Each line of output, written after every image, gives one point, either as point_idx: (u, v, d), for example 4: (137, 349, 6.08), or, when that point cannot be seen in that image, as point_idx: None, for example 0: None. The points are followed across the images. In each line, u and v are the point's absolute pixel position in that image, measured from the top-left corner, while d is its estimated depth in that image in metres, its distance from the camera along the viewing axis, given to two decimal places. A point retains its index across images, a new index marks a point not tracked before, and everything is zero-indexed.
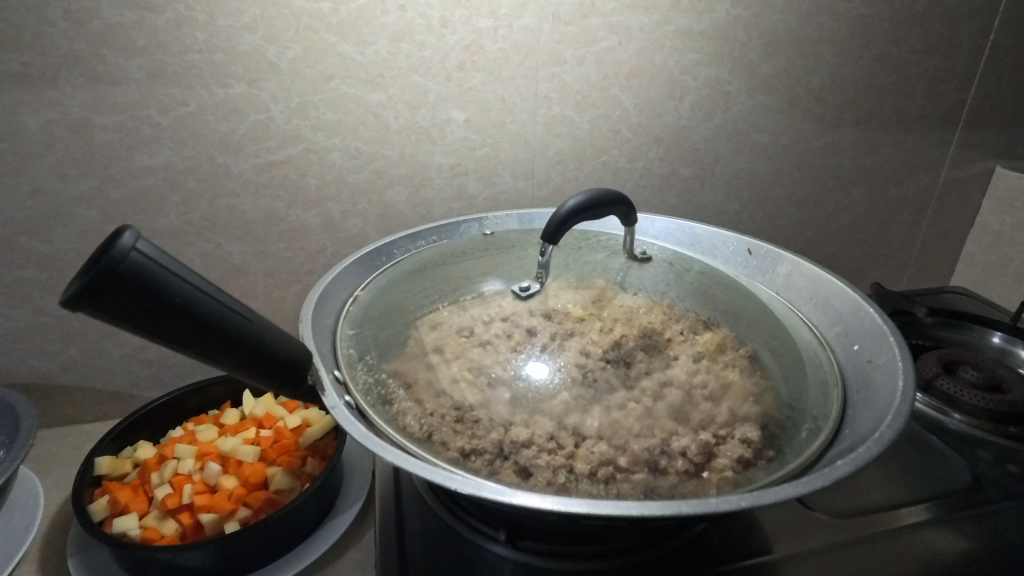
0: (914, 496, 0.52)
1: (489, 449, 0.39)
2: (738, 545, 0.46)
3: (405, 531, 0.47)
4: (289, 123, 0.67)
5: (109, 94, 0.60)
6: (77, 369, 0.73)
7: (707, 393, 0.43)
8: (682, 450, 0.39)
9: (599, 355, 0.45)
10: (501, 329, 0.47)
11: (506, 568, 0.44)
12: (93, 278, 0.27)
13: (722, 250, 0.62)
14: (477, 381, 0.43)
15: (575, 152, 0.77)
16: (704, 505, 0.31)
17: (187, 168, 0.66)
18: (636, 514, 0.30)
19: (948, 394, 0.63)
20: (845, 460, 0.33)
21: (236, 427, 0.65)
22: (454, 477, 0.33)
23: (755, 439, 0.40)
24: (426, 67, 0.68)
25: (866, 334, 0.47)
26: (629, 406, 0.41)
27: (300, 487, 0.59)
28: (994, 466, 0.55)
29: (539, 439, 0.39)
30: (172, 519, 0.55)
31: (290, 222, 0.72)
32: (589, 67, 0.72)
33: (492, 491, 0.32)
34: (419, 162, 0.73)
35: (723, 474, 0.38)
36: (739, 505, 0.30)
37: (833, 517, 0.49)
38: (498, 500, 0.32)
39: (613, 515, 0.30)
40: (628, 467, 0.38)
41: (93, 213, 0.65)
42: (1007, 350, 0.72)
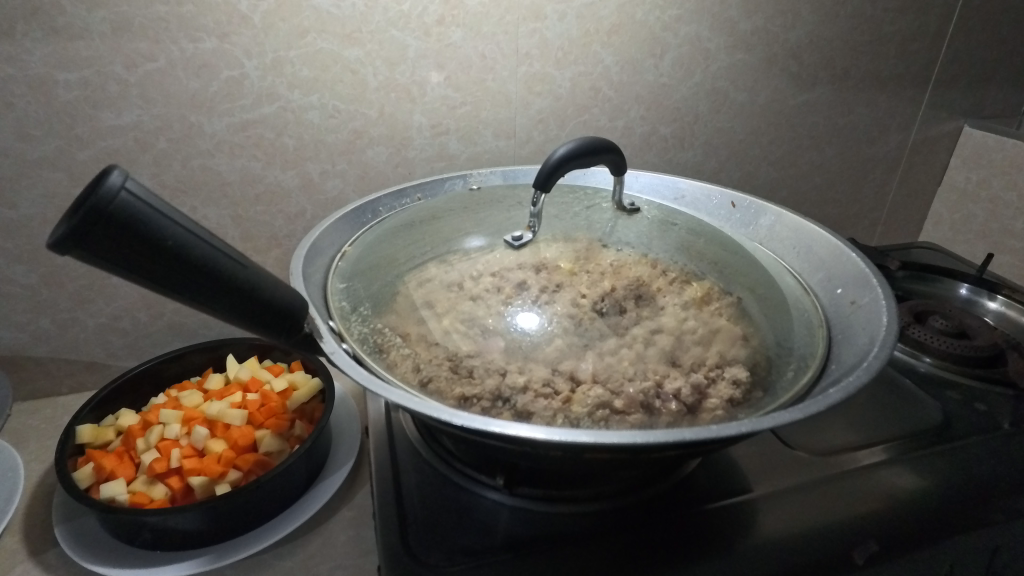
0: (888, 434, 0.54)
1: (487, 395, 0.39)
2: (725, 484, 0.48)
3: (402, 481, 0.47)
4: (263, 80, 0.64)
5: (71, 49, 0.58)
6: (50, 339, 0.71)
7: (698, 337, 0.44)
8: (675, 392, 0.40)
9: (591, 304, 0.45)
10: (492, 283, 0.47)
11: (504, 513, 0.45)
12: (80, 219, 0.26)
13: (707, 205, 0.62)
14: (471, 331, 0.43)
15: (557, 111, 0.77)
16: (702, 433, 0.32)
17: (158, 128, 0.64)
18: (639, 443, 0.31)
19: (920, 340, 0.66)
20: (834, 390, 0.35)
21: (220, 392, 0.64)
22: (458, 415, 0.34)
23: (743, 380, 0.41)
24: (405, 22, 0.66)
25: (848, 278, 0.48)
26: (622, 351, 0.42)
27: (290, 449, 0.59)
28: (962, 405, 0.58)
29: (535, 384, 0.39)
30: (160, 483, 0.55)
31: (268, 183, 0.70)
32: (570, 24, 0.71)
33: (495, 425, 0.33)
34: (400, 122, 0.71)
35: (715, 412, 0.39)
36: (733, 431, 0.32)
37: (813, 454, 0.51)
38: (502, 434, 0.32)
39: (615, 446, 0.31)
40: (623, 409, 0.38)
41: (58, 174, 0.63)
42: (974, 299, 0.75)
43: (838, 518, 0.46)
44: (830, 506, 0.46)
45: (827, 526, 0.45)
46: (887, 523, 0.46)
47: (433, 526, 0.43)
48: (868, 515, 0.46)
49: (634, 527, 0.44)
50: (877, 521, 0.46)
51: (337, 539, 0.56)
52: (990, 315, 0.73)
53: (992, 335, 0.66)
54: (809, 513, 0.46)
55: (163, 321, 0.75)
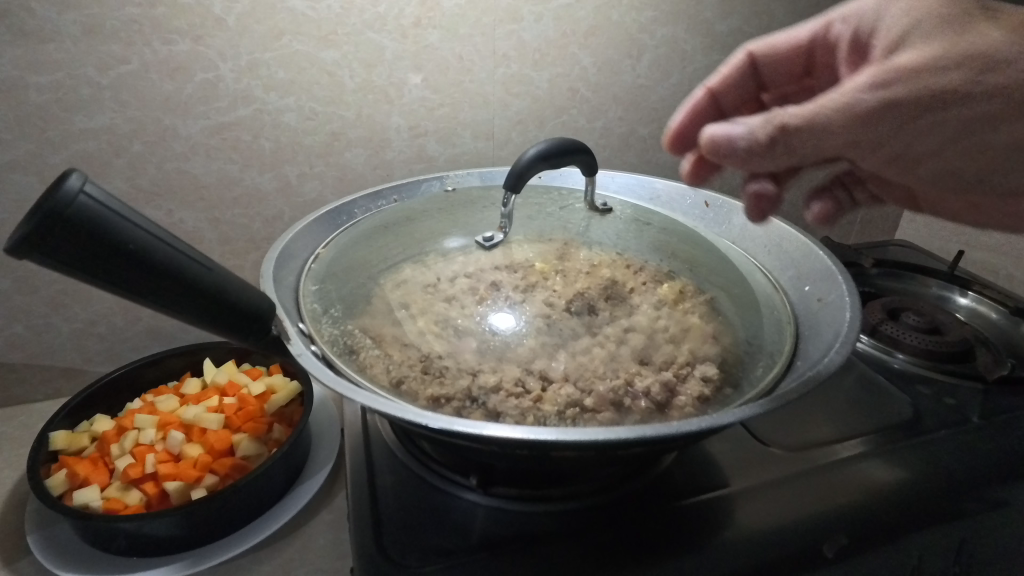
0: (861, 429, 0.55)
1: (458, 395, 0.39)
2: (699, 481, 0.49)
3: (378, 483, 0.47)
4: (239, 83, 0.64)
5: (42, 51, 0.57)
6: (25, 345, 0.70)
7: (669, 336, 0.44)
8: (645, 390, 0.40)
9: (563, 305, 0.46)
10: (465, 284, 0.48)
11: (479, 513, 0.45)
12: (37, 223, 0.26)
13: (681, 204, 0.63)
14: (444, 332, 0.44)
15: (536, 112, 0.77)
16: (667, 428, 0.32)
17: (132, 130, 0.63)
18: (605, 439, 0.32)
19: (891, 338, 0.66)
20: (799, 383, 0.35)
21: (197, 396, 0.63)
22: (427, 415, 0.34)
23: (713, 377, 0.42)
24: (381, 24, 0.66)
25: (817, 275, 0.49)
26: (594, 350, 0.43)
27: (268, 452, 0.58)
28: (933, 400, 0.58)
29: (507, 383, 0.40)
30: (135, 489, 0.54)
31: (245, 186, 0.70)
32: (547, 25, 0.72)
33: (464, 424, 0.33)
34: (377, 123, 0.71)
35: (684, 409, 0.40)
36: (697, 427, 0.32)
37: (787, 450, 0.52)
38: (470, 433, 0.32)
39: (581, 443, 0.32)
40: (594, 407, 0.39)
41: (30, 178, 0.62)
42: (946, 296, 0.76)
43: (811, 511, 0.46)
44: (803, 501, 0.47)
45: (798, 521, 0.46)
46: (858, 516, 0.46)
47: (409, 527, 0.43)
48: (839, 510, 0.46)
49: (608, 525, 0.44)
50: (849, 515, 0.46)
51: (315, 542, 0.56)
52: (961, 310, 0.74)
53: (963, 330, 0.67)
54: (780, 507, 0.46)
55: (140, 325, 0.74)
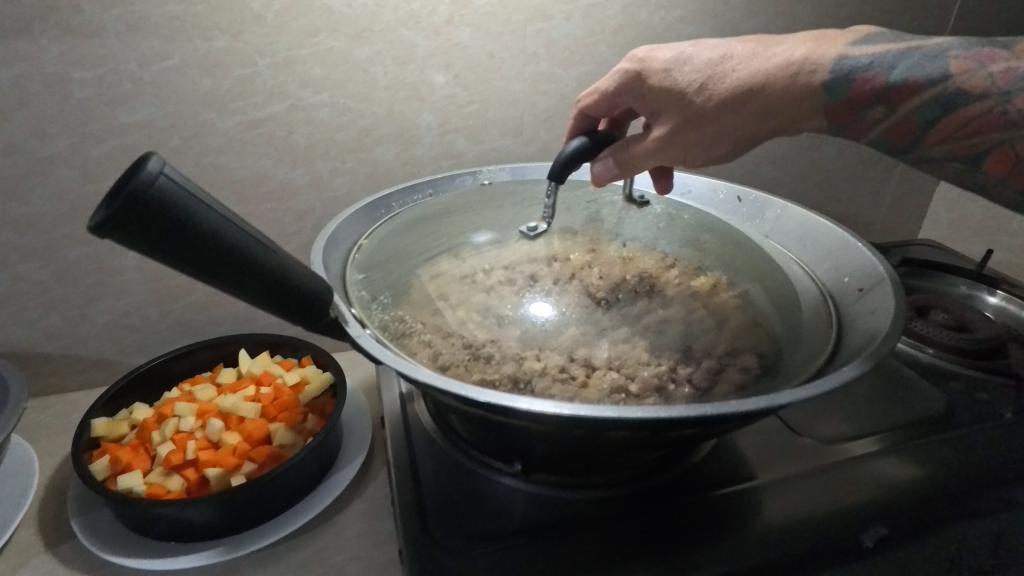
0: (893, 423, 0.55)
1: (504, 380, 0.40)
2: (734, 471, 0.49)
3: (419, 469, 0.48)
4: (275, 79, 0.66)
5: (86, 47, 0.59)
6: (61, 336, 0.71)
7: (708, 325, 0.45)
8: (688, 377, 0.41)
9: (602, 295, 0.47)
10: (503, 275, 0.49)
11: (520, 498, 0.45)
12: (120, 205, 0.27)
13: (713, 199, 0.64)
14: (485, 320, 0.45)
15: (563, 109, 0.78)
16: (724, 408, 0.33)
17: (171, 125, 0.65)
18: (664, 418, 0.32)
19: (920, 334, 0.66)
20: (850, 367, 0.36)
21: (232, 385, 0.64)
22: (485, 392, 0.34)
23: (753, 366, 0.43)
24: (414, 21, 0.67)
25: (855, 267, 0.50)
26: (635, 339, 0.43)
27: (302, 442, 0.59)
28: (965, 395, 0.58)
29: (551, 369, 0.41)
30: (175, 475, 0.55)
31: (278, 180, 0.71)
32: (576, 24, 0.72)
33: (524, 402, 0.33)
34: (408, 120, 0.72)
35: (727, 395, 0.40)
36: (754, 407, 0.33)
37: (819, 442, 0.52)
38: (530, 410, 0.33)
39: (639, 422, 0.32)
40: (639, 393, 0.40)
41: (71, 172, 0.64)
42: (973, 295, 0.76)
43: (846, 501, 0.47)
44: (837, 491, 0.48)
45: (835, 510, 0.46)
46: (895, 508, 0.47)
47: (453, 512, 0.44)
48: (875, 501, 0.47)
49: (648, 511, 0.45)
50: (883, 503, 0.47)
51: (350, 530, 0.57)
52: (990, 309, 0.74)
53: (992, 327, 0.67)
54: (815, 497, 0.47)
55: (173, 318, 0.75)
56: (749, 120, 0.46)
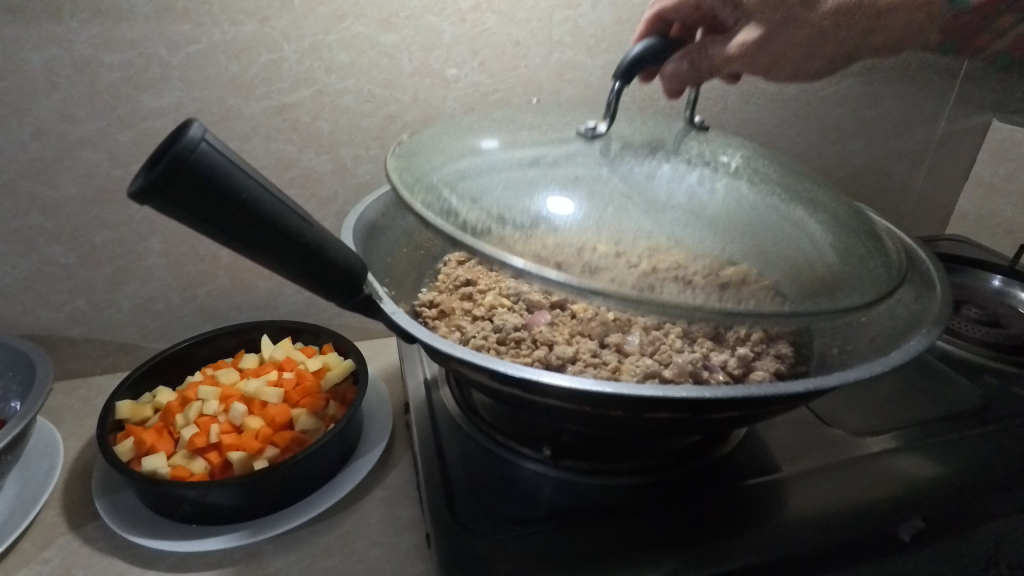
0: (926, 416, 0.54)
1: (537, 364, 0.39)
2: (763, 461, 0.48)
3: (445, 454, 0.47)
4: (301, 64, 0.65)
5: (116, 30, 0.59)
6: (86, 321, 0.72)
7: (742, 313, 0.45)
8: (722, 364, 0.40)
9: None
10: (529, 263, 0.50)
11: (547, 485, 0.45)
12: (163, 169, 0.27)
13: None
14: (517, 306, 0.45)
15: (588, 98, 0.77)
16: (771, 388, 0.32)
17: (197, 110, 0.65)
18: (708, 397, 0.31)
19: (953, 329, 0.65)
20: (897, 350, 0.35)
21: (255, 370, 0.64)
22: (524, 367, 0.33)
23: (788, 356, 0.42)
24: (440, 7, 0.66)
25: (900, 264, 0.48)
26: (666, 325, 0.43)
27: (325, 428, 0.59)
28: (1001, 389, 0.57)
29: (584, 354, 0.40)
30: (199, 458, 0.55)
31: (302, 166, 0.71)
32: (603, 11, 0.72)
33: (561, 379, 0.32)
34: (433, 107, 0.72)
35: (763, 382, 0.39)
36: (802, 389, 0.32)
37: (848, 433, 0.51)
38: (569, 388, 0.32)
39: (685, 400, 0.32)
40: (673, 378, 0.38)
41: (99, 155, 0.64)
42: (1007, 291, 0.72)
43: (879, 494, 0.46)
44: (870, 484, 0.47)
45: (867, 503, 0.45)
46: (931, 501, 0.46)
47: (479, 497, 0.43)
48: (908, 492, 0.46)
49: (676, 501, 0.44)
50: (918, 497, 0.46)
51: (372, 518, 0.56)
52: None
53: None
54: (846, 489, 0.46)
55: (195, 304, 0.75)
56: (856, 31, 0.49)
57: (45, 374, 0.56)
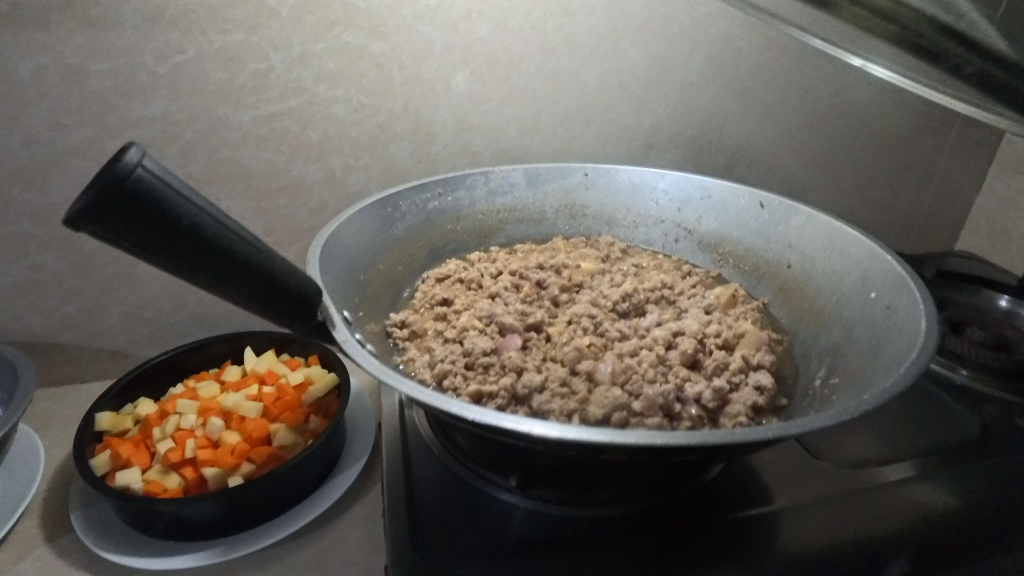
0: (921, 447, 0.52)
1: (501, 393, 0.38)
2: (747, 491, 0.46)
3: (415, 479, 0.46)
4: (290, 73, 0.65)
5: (105, 39, 0.59)
6: (76, 327, 0.72)
7: (721, 341, 0.43)
8: (697, 396, 0.38)
9: (610, 306, 0.48)
10: (509, 282, 0.50)
11: (517, 514, 0.43)
12: (97, 195, 0.27)
13: (734, 204, 0.58)
14: (489, 329, 0.44)
15: (584, 108, 0.75)
16: (730, 434, 0.31)
17: (185, 119, 0.64)
18: (662, 445, 0.30)
19: (958, 353, 0.61)
20: (871, 394, 0.33)
21: (237, 383, 0.64)
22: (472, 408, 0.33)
23: (768, 386, 0.40)
24: (431, 16, 0.66)
25: (885, 281, 0.43)
26: (642, 353, 0.42)
27: (304, 443, 0.59)
28: (1002, 419, 0.55)
29: (552, 384, 0.39)
30: (175, 473, 0.55)
31: (291, 176, 0.70)
32: (598, 20, 0.70)
33: (510, 422, 0.31)
34: (424, 117, 0.70)
35: (738, 418, 0.38)
36: (761, 436, 0.31)
37: (838, 465, 0.49)
38: (519, 431, 0.31)
39: (638, 446, 0.30)
40: (642, 411, 0.37)
41: (88, 163, 0.64)
42: (1014, 312, 0.68)
43: (868, 530, 0.44)
44: (861, 518, 0.45)
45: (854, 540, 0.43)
46: (924, 541, 0.44)
47: (447, 527, 0.42)
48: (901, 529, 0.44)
49: (656, 533, 0.43)
50: (913, 534, 0.44)
51: (348, 537, 0.56)
52: None
53: None
54: (831, 526, 0.44)
55: (185, 312, 0.75)
56: None
57: (26, 383, 0.56)
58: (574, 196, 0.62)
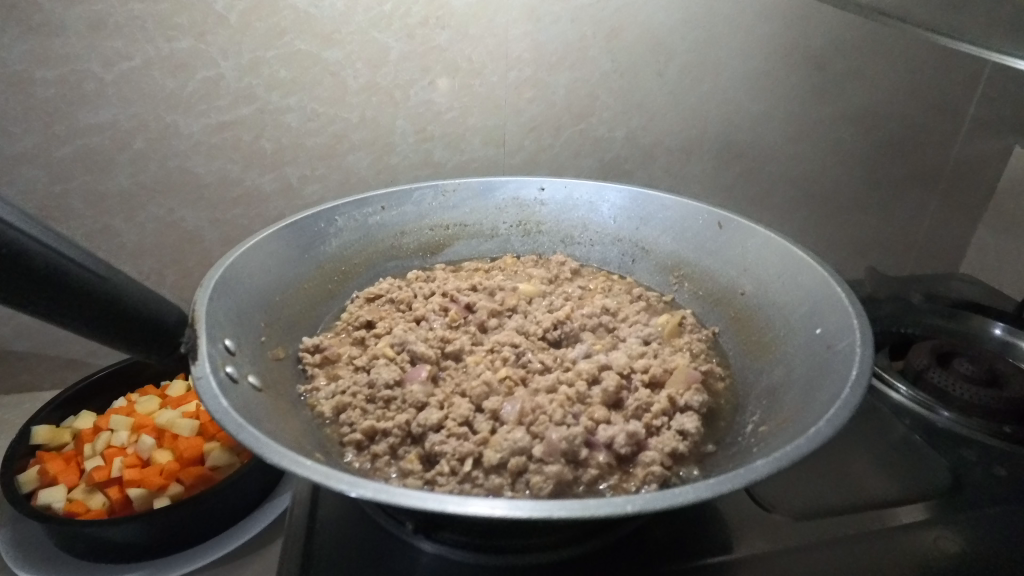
0: (887, 495, 0.46)
1: (393, 432, 0.36)
2: (683, 543, 0.42)
3: (319, 518, 0.43)
4: (240, 81, 0.63)
5: (48, 46, 0.58)
6: (31, 335, 0.71)
7: (650, 377, 0.40)
8: (609, 441, 0.35)
9: (540, 333, 0.45)
10: (438, 303, 0.48)
11: (423, 563, 0.40)
12: None
13: (691, 224, 0.54)
14: (399, 358, 0.42)
15: (552, 118, 0.72)
16: (582, 508, 0.28)
17: (135, 127, 0.63)
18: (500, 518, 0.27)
19: (942, 391, 0.56)
20: (765, 460, 0.29)
21: (179, 398, 0.62)
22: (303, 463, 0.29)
23: (693, 431, 0.36)
24: (387, 23, 0.63)
25: (830, 313, 0.39)
26: (559, 389, 0.38)
27: (238, 464, 0.56)
28: (979, 468, 0.49)
29: (451, 422, 0.36)
30: (100, 492, 0.54)
31: (245, 186, 0.68)
32: (565, 26, 0.67)
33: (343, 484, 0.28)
34: (382, 126, 0.68)
35: (651, 468, 0.34)
36: (620, 509, 0.28)
37: (791, 517, 0.44)
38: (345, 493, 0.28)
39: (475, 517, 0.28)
40: (543, 458, 0.34)
41: (37, 172, 0.63)
42: (1010, 342, 0.63)
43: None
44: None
45: None
46: None
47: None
48: None
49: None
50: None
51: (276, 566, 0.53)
52: None
53: None
54: None
55: None
56: None
57: None
58: (529, 212, 0.59)
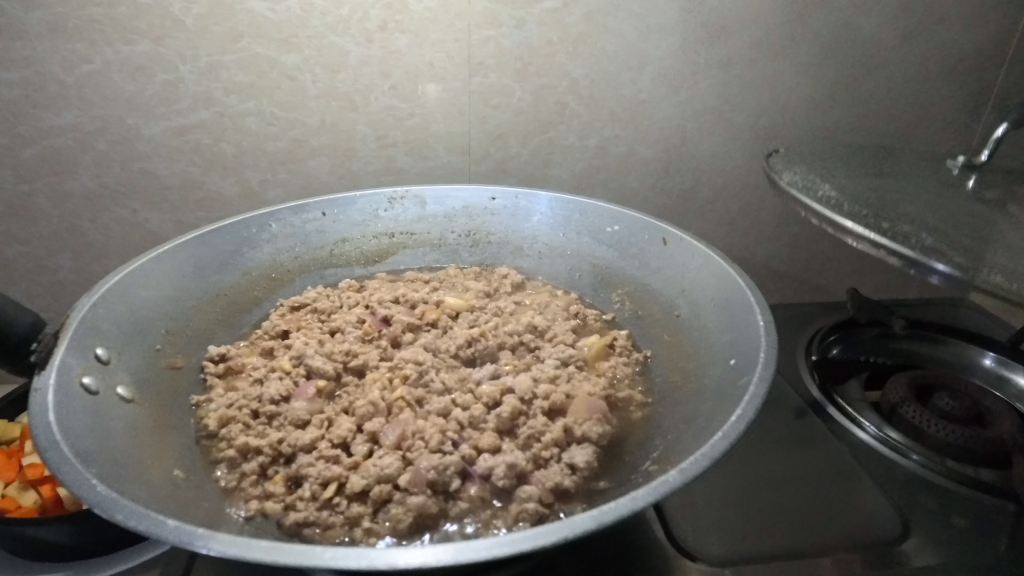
0: (824, 535, 0.43)
1: (265, 450, 0.40)
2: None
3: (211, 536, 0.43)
4: (199, 85, 0.63)
5: (12, 48, 0.59)
6: None
7: (547, 405, 0.42)
8: (489, 471, 0.38)
9: (451, 352, 0.48)
10: (356, 316, 0.51)
11: None
12: None
13: (636, 237, 0.54)
14: (293, 372, 0.46)
15: (519, 126, 0.70)
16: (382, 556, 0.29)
17: (97, 129, 0.64)
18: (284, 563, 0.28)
19: (913, 427, 0.53)
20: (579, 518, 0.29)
21: None
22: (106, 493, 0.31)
23: (581, 465, 0.38)
24: (344, 27, 0.62)
25: (745, 347, 0.40)
26: (437, 418, 0.41)
27: None
28: (934, 518, 0.45)
29: (322, 445, 0.40)
30: (32, 491, 0.54)
31: (207, 189, 0.68)
32: (531, 31, 0.65)
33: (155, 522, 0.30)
34: (342, 132, 0.67)
35: (525, 501, 0.36)
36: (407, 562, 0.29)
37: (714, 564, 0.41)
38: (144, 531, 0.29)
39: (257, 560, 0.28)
40: (407, 487, 0.37)
41: (4, 171, 0.64)
42: (1003, 375, 0.56)
43: None
44: None
45: None
46: None
47: None
48: None
49: None
50: None
51: None
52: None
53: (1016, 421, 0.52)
54: None
55: None
56: None
57: None
58: (477, 222, 0.59)
